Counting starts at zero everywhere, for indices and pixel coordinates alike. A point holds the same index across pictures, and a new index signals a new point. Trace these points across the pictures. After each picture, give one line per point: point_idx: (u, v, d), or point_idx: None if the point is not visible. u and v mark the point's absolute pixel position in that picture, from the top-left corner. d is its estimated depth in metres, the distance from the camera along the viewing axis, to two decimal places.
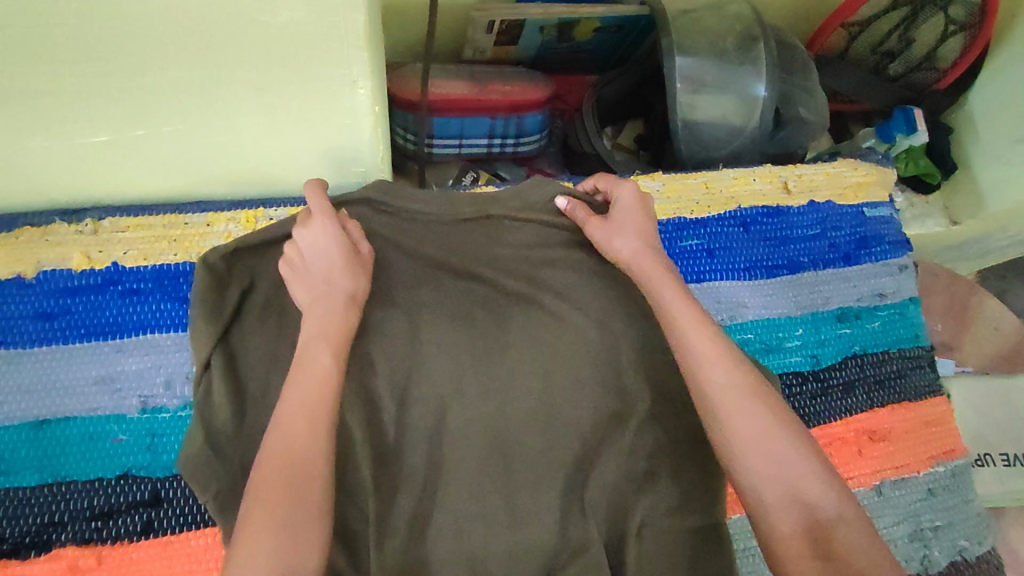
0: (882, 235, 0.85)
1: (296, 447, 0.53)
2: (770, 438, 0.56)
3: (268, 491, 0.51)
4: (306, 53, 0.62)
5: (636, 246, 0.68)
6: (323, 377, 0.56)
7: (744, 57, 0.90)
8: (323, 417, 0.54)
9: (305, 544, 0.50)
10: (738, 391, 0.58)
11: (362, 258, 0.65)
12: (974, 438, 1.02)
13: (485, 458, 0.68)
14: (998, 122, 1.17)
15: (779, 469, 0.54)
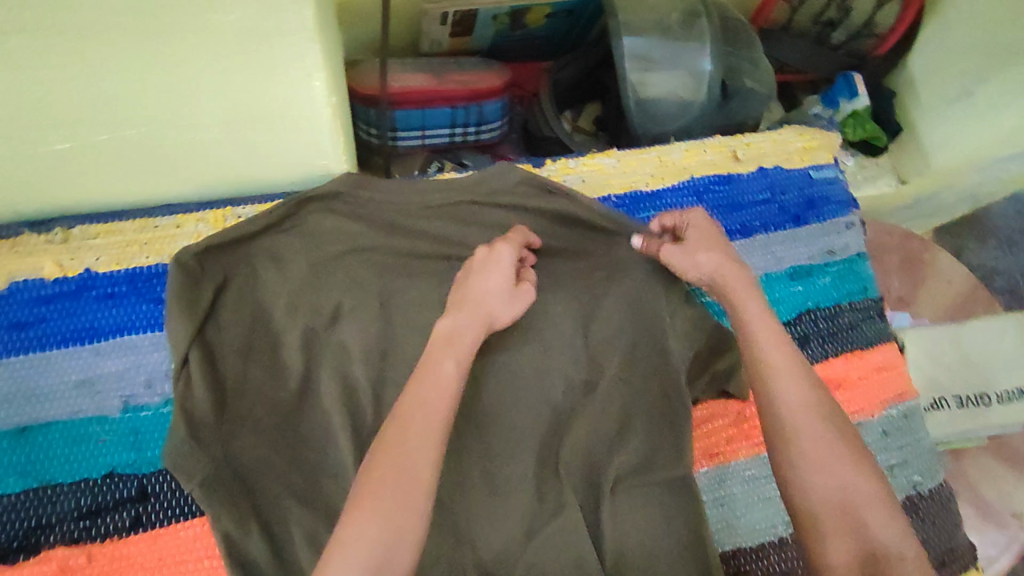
0: (829, 196, 0.89)
1: (411, 437, 0.56)
2: (829, 445, 0.59)
3: (379, 475, 0.54)
4: (258, 44, 0.64)
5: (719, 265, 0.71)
6: (445, 379, 0.60)
7: (689, 33, 0.93)
8: (442, 414, 0.58)
9: (407, 535, 0.52)
10: (808, 401, 0.61)
11: (521, 293, 0.70)
12: (930, 384, 1.09)
13: (463, 431, 0.71)
14: (936, 83, 1.23)
15: (832, 472, 0.58)
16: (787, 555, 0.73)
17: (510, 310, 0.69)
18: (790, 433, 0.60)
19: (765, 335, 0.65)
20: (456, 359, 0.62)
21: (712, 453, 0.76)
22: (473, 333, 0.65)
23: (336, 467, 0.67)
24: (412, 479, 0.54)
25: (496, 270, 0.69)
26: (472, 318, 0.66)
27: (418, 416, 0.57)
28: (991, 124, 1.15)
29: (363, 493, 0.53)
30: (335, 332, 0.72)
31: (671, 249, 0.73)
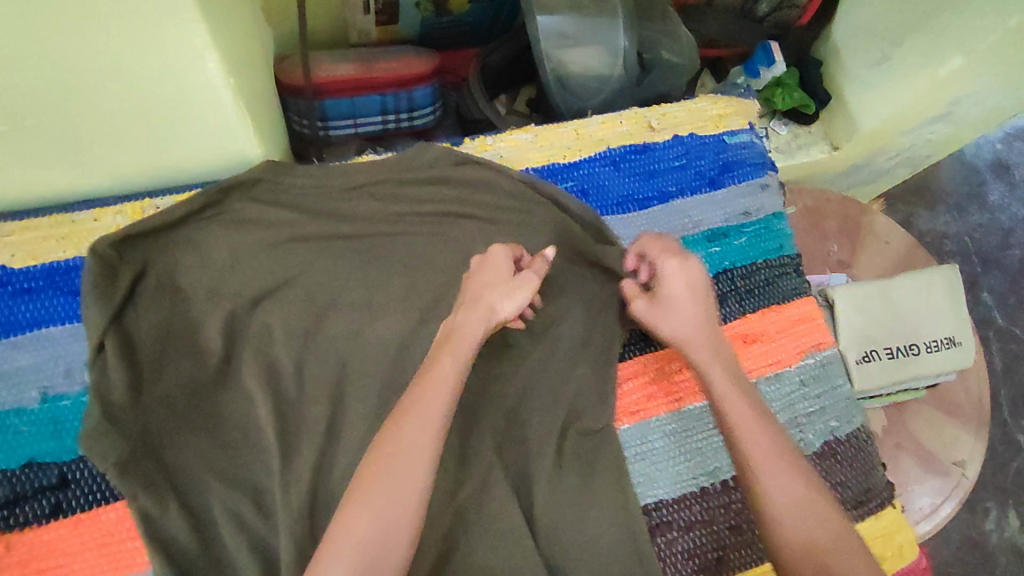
0: (743, 159, 0.91)
1: (412, 438, 0.59)
2: (798, 490, 0.62)
3: (371, 474, 0.57)
4: (141, 30, 0.58)
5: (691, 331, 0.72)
6: (447, 383, 0.63)
7: (601, 9, 0.94)
8: (440, 416, 0.61)
9: (395, 532, 0.55)
10: (778, 452, 0.64)
11: (525, 282, 0.69)
12: (862, 337, 1.12)
13: (383, 403, 0.72)
14: (858, 49, 1.25)
15: (808, 532, 0.60)
16: (706, 502, 0.77)
17: (512, 302, 0.68)
18: (767, 502, 0.62)
19: (732, 398, 0.68)
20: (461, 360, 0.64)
21: (634, 411, 0.78)
22: (475, 332, 0.66)
23: (258, 443, 0.69)
24: (405, 480, 0.57)
25: (491, 267, 0.70)
26: (480, 323, 0.67)
27: (409, 419, 0.60)
28: (906, 87, 1.15)
29: (356, 490, 0.57)
30: (256, 315, 0.73)
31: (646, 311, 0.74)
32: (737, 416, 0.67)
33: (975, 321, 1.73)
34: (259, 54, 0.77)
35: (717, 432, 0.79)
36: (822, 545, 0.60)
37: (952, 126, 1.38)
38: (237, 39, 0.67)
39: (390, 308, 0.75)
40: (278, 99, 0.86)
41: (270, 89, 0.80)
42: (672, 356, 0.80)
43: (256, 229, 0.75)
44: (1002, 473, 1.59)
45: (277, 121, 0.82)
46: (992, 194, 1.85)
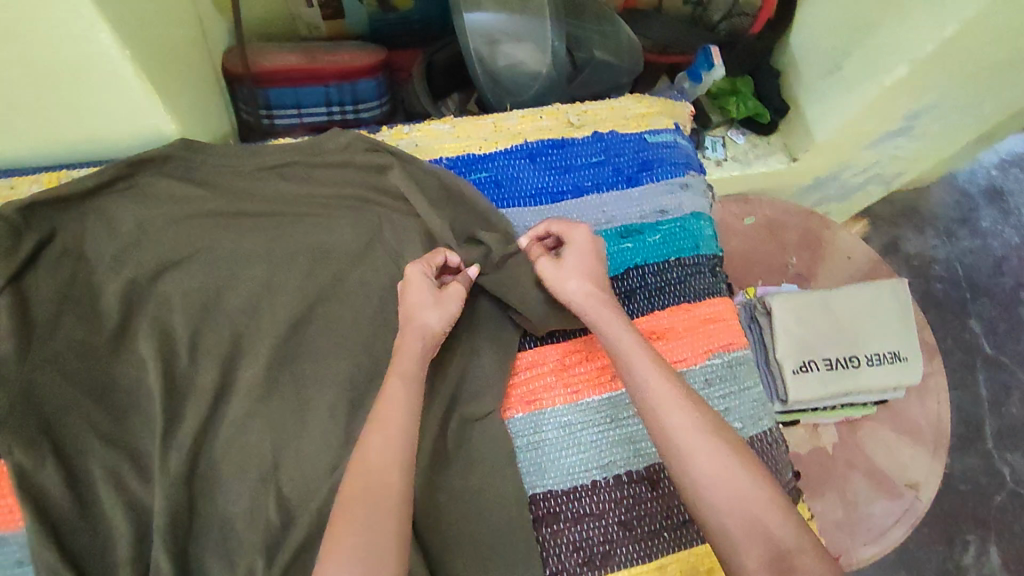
0: (664, 158, 0.91)
1: (387, 452, 0.61)
2: (736, 476, 0.60)
3: (355, 493, 0.59)
4: (36, 9, 0.59)
5: (590, 290, 0.72)
6: (410, 398, 0.65)
7: (528, 6, 0.95)
8: (406, 430, 0.63)
9: (382, 546, 0.57)
10: (675, 389, 0.66)
11: (452, 294, 0.72)
12: (800, 347, 1.10)
13: (271, 376, 0.73)
14: (812, 59, 1.25)
15: (730, 483, 0.60)
16: (596, 496, 0.75)
17: (443, 313, 0.71)
18: (686, 451, 0.62)
19: (661, 393, 0.65)
20: (405, 374, 0.66)
21: (528, 400, 0.78)
22: (415, 346, 0.69)
23: (145, 410, 0.70)
24: (383, 490, 0.59)
25: (414, 287, 0.71)
26: (417, 340, 0.69)
27: (372, 436, 0.62)
28: (857, 96, 1.14)
29: (340, 512, 0.58)
30: (158, 285, 0.74)
31: (548, 266, 0.74)
32: (666, 413, 0.64)
33: (960, 348, 1.67)
34: (173, 25, 0.77)
35: (612, 427, 0.78)
36: (745, 496, 0.60)
37: (918, 142, 1.35)
38: (140, 14, 0.67)
39: (288, 285, 0.76)
40: (203, 73, 0.87)
41: (185, 59, 0.80)
42: (573, 347, 0.81)
43: (166, 204, 0.76)
44: (984, 506, 1.52)
45: (194, 94, 0.83)
46: (984, 220, 1.81)
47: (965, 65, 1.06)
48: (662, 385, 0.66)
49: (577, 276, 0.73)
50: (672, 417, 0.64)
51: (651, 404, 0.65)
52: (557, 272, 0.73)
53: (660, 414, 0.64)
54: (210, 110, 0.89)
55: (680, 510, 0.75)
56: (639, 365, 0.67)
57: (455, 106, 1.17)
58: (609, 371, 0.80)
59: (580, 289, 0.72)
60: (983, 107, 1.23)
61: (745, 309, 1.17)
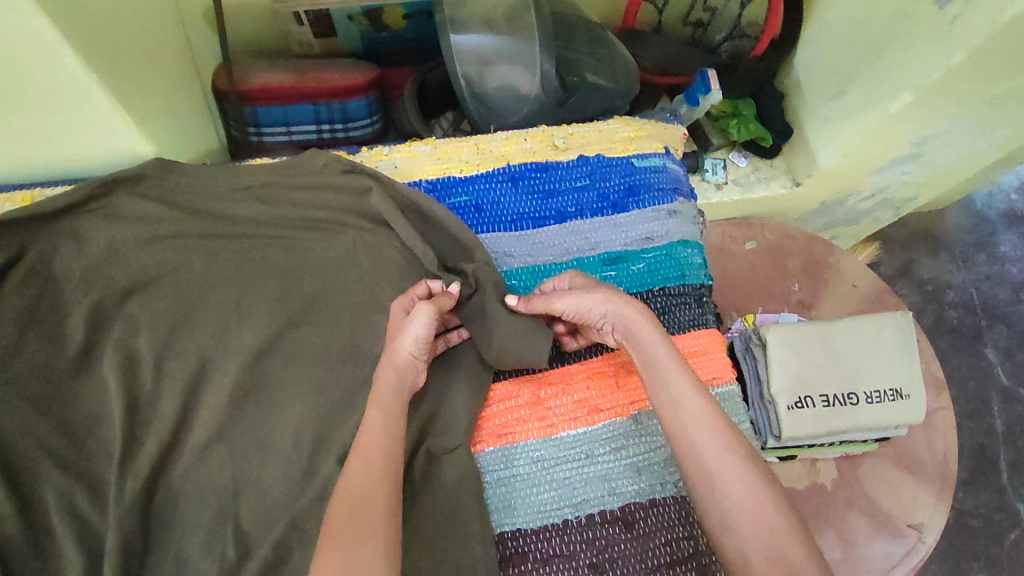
0: (651, 183, 0.89)
1: (371, 475, 0.60)
2: (761, 506, 0.61)
3: (342, 526, 0.57)
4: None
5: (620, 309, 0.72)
6: (389, 421, 0.64)
7: (517, 26, 0.94)
8: (390, 453, 0.62)
9: (370, 568, 0.55)
10: (708, 414, 0.66)
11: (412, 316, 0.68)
12: (796, 381, 1.05)
13: (234, 403, 0.70)
14: (817, 82, 1.21)
15: (757, 514, 0.60)
16: (567, 536, 0.71)
17: (411, 339, 0.68)
18: (715, 473, 0.63)
19: (693, 415, 0.66)
20: (382, 405, 0.65)
21: (500, 433, 0.75)
22: (386, 378, 0.66)
23: (103, 435, 0.68)
24: (369, 522, 0.57)
25: (391, 323, 0.71)
26: (390, 370, 0.67)
27: (354, 466, 0.61)
28: (860, 123, 1.11)
29: (327, 537, 0.57)
30: (125, 307, 0.72)
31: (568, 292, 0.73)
32: (696, 435, 0.65)
33: (975, 377, 1.61)
34: (156, 48, 0.78)
35: (587, 464, 0.74)
36: (770, 530, 0.59)
37: (929, 168, 1.30)
38: (110, 33, 0.67)
39: (258, 308, 0.74)
40: (187, 90, 0.87)
41: (167, 81, 0.81)
42: (549, 378, 0.78)
43: (137, 224, 0.75)
44: (999, 546, 1.45)
45: (175, 115, 0.83)
46: (1003, 244, 1.75)
47: (977, 91, 1.02)
48: (695, 406, 0.67)
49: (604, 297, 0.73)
50: (703, 439, 0.65)
51: (681, 423, 0.66)
52: (580, 296, 0.73)
53: (690, 436, 0.65)
54: (195, 129, 0.90)
55: (656, 554, 0.71)
56: (671, 384, 0.68)
57: (448, 125, 1.15)
58: (586, 405, 0.77)
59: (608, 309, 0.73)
60: (996, 135, 1.18)
61: (740, 339, 1.13)
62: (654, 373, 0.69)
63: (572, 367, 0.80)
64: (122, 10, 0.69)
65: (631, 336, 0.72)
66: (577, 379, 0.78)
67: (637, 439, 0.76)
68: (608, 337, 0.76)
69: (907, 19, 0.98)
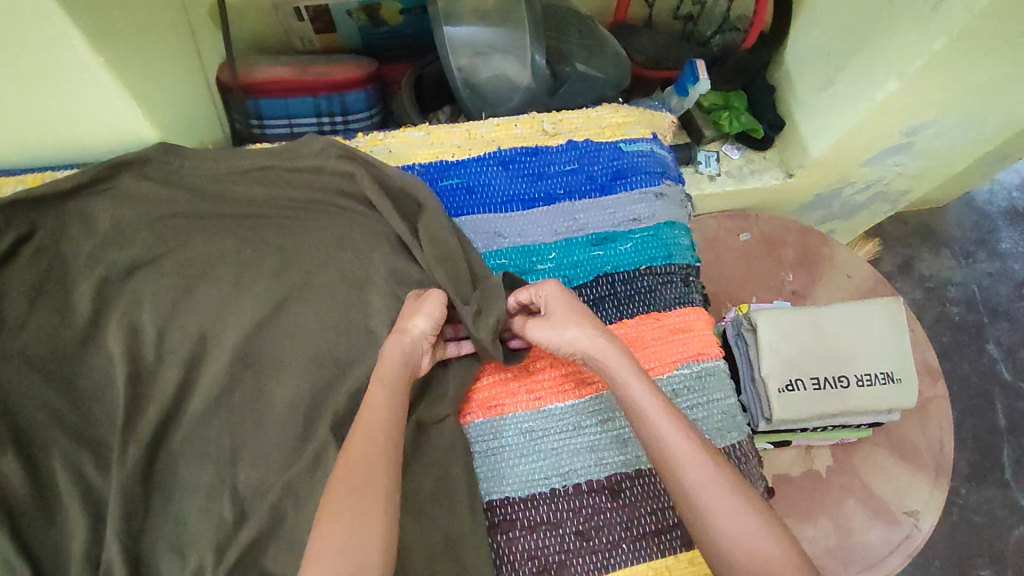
0: (639, 167, 0.92)
1: (372, 449, 0.62)
2: (762, 543, 0.58)
3: (344, 495, 0.59)
4: (13, 17, 0.63)
5: (591, 338, 0.71)
6: (388, 399, 0.66)
7: (508, 17, 0.97)
8: (390, 428, 0.64)
9: (369, 535, 0.57)
10: (689, 442, 0.64)
11: (427, 300, 0.73)
12: (788, 365, 1.07)
13: (234, 374, 0.73)
14: (806, 74, 1.23)
15: (752, 546, 0.58)
16: (555, 504, 0.73)
17: (422, 319, 0.71)
18: (705, 508, 0.61)
19: (680, 450, 0.64)
20: (388, 380, 0.67)
21: (489, 405, 0.77)
22: (392, 357, 0.69)
23: (107, 403, 0.70)
24: (369, 492, 0.59)
25: (403, 308, 0.74)
26: (397, 347, 0.70)
27: (358, 436, 0.63)
28: (848, 113, 1.13)
29: (329, 504, 0.59)
30: (130, 283, 0.75)
31: (538, 327, 0.73)
32: (684, 469, 0.63)
33: (977, 373, 1.61)
34: (163, 40, 0.82)
35: (574, 435, 0.76)
36: (768, 561, 0.57)
37: (922, 159, 1.32)
38: (118, 21, 0.71)
39: (256, 285, 0.77)
40: (192, 82, 0.92)
41: (173, 70, 0.85)
42: (537, 353, 0.80)
43: (141, 204, 0.78)
44: (1001, 540, 1.44)
45: (180, 104, 0.87)
46: (1005, 242, 1.75)
47: (960, 83, 1.04)
48: (675, 436, 0.65)
49: (572, 328, 0.72)
50: (689, 471, 0.63)
51: (667, 457, 0.64)
52: (550, 331, 0.72)
53: (676, 471, 0.63)
54: (197, 120, 0.94)
55: (641, 522, 0.73)
56: (647, 413, 0.66)
57: (446, 118, 1.18)
58: (573, 378, 0.79)
59: (579, 337, 0.71)
60: (986, 124, 1.19)
61: (732, 325, 1.15)
62: (631, 403, 0.68)
63: None
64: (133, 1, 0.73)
65: (604, 368, 0.70)
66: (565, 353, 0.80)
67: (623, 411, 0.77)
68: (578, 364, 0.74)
69: (891, 8, 1.01)
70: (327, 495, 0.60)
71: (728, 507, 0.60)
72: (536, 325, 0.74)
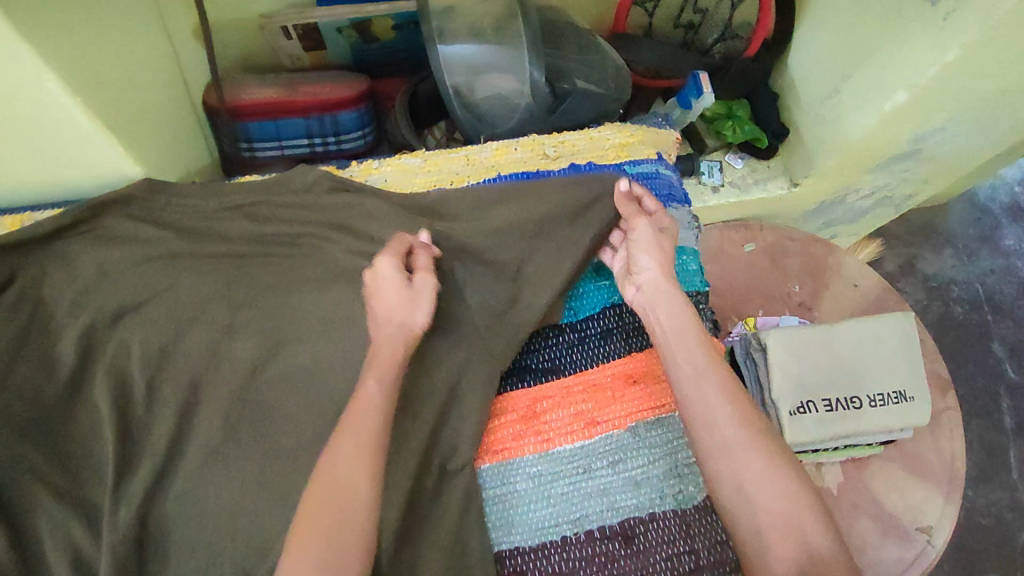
0: (644, 189, 0.89)
1: (353, 460, 0.58)
2: (781, 482, 0.61)
3: (326, 506, 0.55)
4: None
5: (663, 269, 0.74)
6: (375, 403, 0.62)
7: (505, 34, 0.94)
8: (377, 436, 0.60)
9: (347, 551, 0.54)
10: (724, 383, 0.67)
11: (421, 289, 0.71)
12: (798, 386, 1.04)
13: (229, 425, 0.69)
14: (810, 84, 1.19)
15: (772, 482, 0.61)
16: (567, 552, 0.70)
17: (418, 311, 0.70)
18: (732, 440, 0.63)
19: (715, 386, 0.66)
20: (384, 373, 0.65)
21: (496, 450, 0.74)
22: (389, 344, 0.67)
23: (96, 461, 0.67)
24: (348, 507, 0.56)
25: (384, 282, 0.71)
26: (391, 335, 0.68)
27: (345, 441, 0.59)
28: (861, 123, 1.07)
29: (305, 516, 0.55)
30: (116, 330, 0.72)
31: (640, 229, 0.76)
32: (715, 404, 0.65)
33: (983, 373, 1.58)
34: (144, 72, 0.78)
35: (585, 478, 0.73)
36: (784, 497, 0.60)
37: (927, 165, 1.28)
38: (95, 60, 0.68)
39: (247, 329, 0.73)
40: (177, 106, 0.88)
41: (154, 99, 0.81)
42: (544, 392, 0.77)
43: (127, 245, 0.75)
44: (1011, 542, 1.42)
45: (163, 129, 0.83)
46: (1007, 239, 1.73)
47: (970, 92, 1.00)
48: (712, 372, 0.67)
49: (659, 253, 0.75)
50: (720, 406, 0.65)
51: (700, 390, 0.66)
52: (643, 240, 0.76)
53: (709, 403, 0.65)
54: (183, 137, 0.90)
55: (658, 569, 0.70)
56: (689, 349, 0.69)
57: (442, 136, 1.15)
58: (583, 418, 0.76)
59: (656, 264, 0.75)
60: (994, 129, 1.16)
61: (740, 344, 1.11)
62: (677, 339, 0.70)
63: (567, 380, 0.78)
64: (107, 34, 0.70)
65: (661, 298, 0.73)
66: (573, 391, 0.77)
67: (635, 451, 0.75)
68: (629, 289, 0.77)
69: (902, 16, 0.97)
70: (306, 503, 0.56)
71: (754, 442, 0.63)
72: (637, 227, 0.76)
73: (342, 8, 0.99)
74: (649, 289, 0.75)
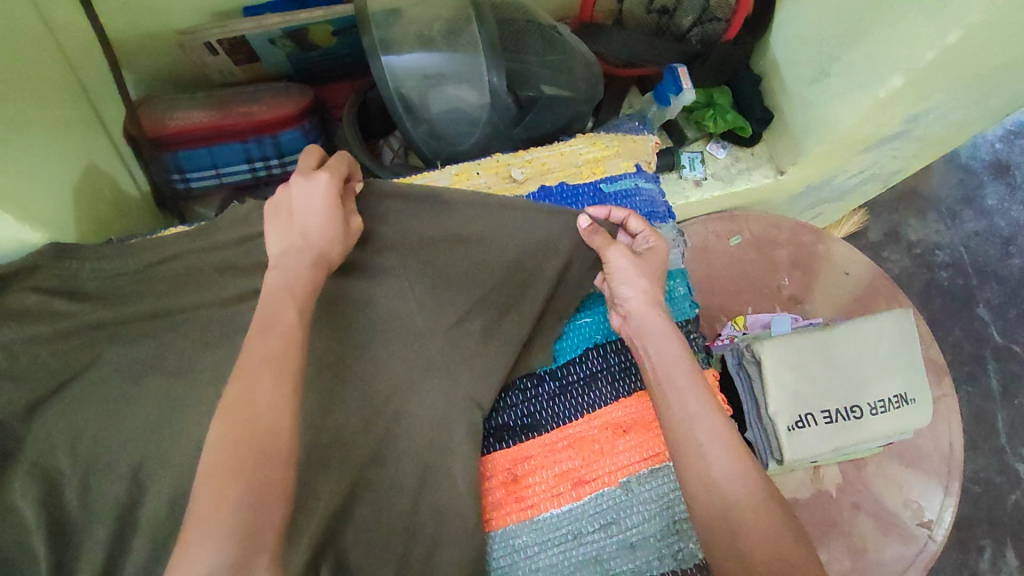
0: (623, 211, 0.81)
1: (264, 396, 0.51)
2: (774, 529, 0.57)
3: (236, 458, 0.49)
4: None
5: (645, 300, 0.69)
6: (290, 328, 0.55)
7: (456, 43, 0.82)
8: (291, 362, 0.54)
9: (272, 493, 0.49)
10: (717, 424, 0.61)
11: (348, 231, 0.65)
12: (796, 401, 0.98)
13: (174, 526, 0.61)
14: (799, 60, 1.04)
15: (769, 537, 0.56)
16: None
17: (338, 238, 0.63)
18: (723, 485, 0.59)
19: (705, 427, 0.61)
20: (299, 307, 0.57)
21: None
22: (296, 268, 0.60)
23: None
24: (266, 439, 0.50)
25: (304, 194, 0.64)
26: (282, 272, 0.59)
27: (270, 391, 0.51)
28: (846, 109, 0.95)
29: (218, 461, 0.49)
30: (32, 426, 0.62)
31: (615, 253, 0.70)
32: (707, 450, 0.60)
33: (969, 339, 1.51)
34: (21, 85, 0.68)
35: (575, 545, 0.67)
36: (779, 548, 0.56)
37: (917, 142, 1.18)
38: None
39: (184, 411, 0.64)
40: (77, 127, 0.79)
41: (44, 128, 0.71)
42: (525, 453, 0.70)
43: (33, 323, 0.65)
44: (1000, 506, 1.38)
45: (60, 132, 0.75)
46: (989, 197, 1.63)
47: (966, 69, 0.88)
48: (704, 412, 0.62)
49: (643, 283, 0.69)
50: (712, 452, 0.60)
51: (691, 434, 0.61)
52: (624, 267, 0.70)
53: (700, 449, 0.60)
54: (72, 129, 0.78)
55: None
56: (679, 389, 0.64)
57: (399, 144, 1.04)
58: (570, 478, 0.69)
59: (638, 295, 0.69)
60: (992, 100, 1.06)
61: (732, 354, 1.04)
62: (666, 381, 0.65)
63: (550, 436, 0.71)
64: None
65: (643, 333, 0.68)
66: (556, 448, 0.71)
67: (629, 510, 0.69)
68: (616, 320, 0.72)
69: None
70: (209, 458, 0.49)
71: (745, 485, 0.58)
72: (615, 252, 0.70)
73: (271, 17, 0.87)
74: (631, 324, 0.70)
